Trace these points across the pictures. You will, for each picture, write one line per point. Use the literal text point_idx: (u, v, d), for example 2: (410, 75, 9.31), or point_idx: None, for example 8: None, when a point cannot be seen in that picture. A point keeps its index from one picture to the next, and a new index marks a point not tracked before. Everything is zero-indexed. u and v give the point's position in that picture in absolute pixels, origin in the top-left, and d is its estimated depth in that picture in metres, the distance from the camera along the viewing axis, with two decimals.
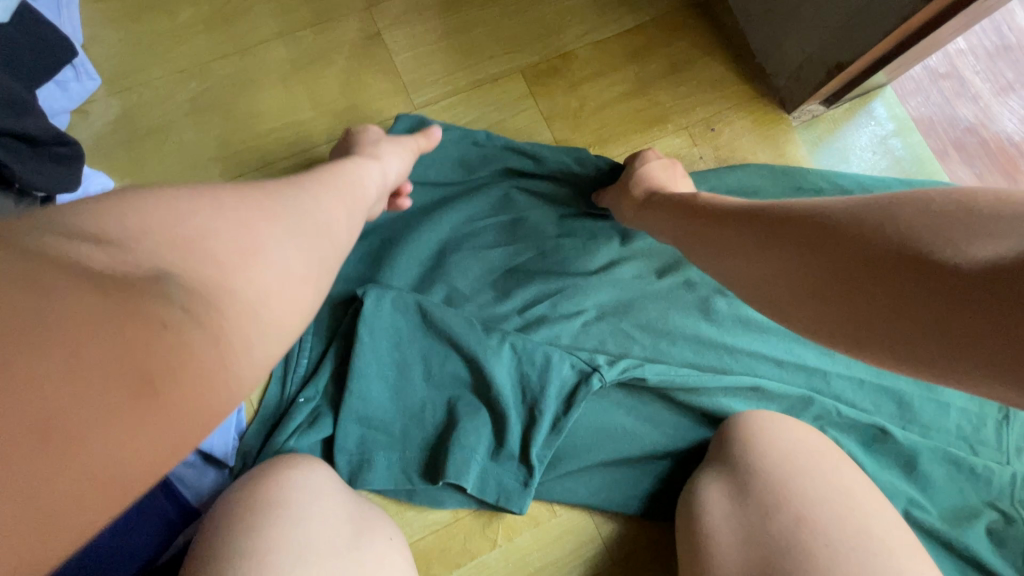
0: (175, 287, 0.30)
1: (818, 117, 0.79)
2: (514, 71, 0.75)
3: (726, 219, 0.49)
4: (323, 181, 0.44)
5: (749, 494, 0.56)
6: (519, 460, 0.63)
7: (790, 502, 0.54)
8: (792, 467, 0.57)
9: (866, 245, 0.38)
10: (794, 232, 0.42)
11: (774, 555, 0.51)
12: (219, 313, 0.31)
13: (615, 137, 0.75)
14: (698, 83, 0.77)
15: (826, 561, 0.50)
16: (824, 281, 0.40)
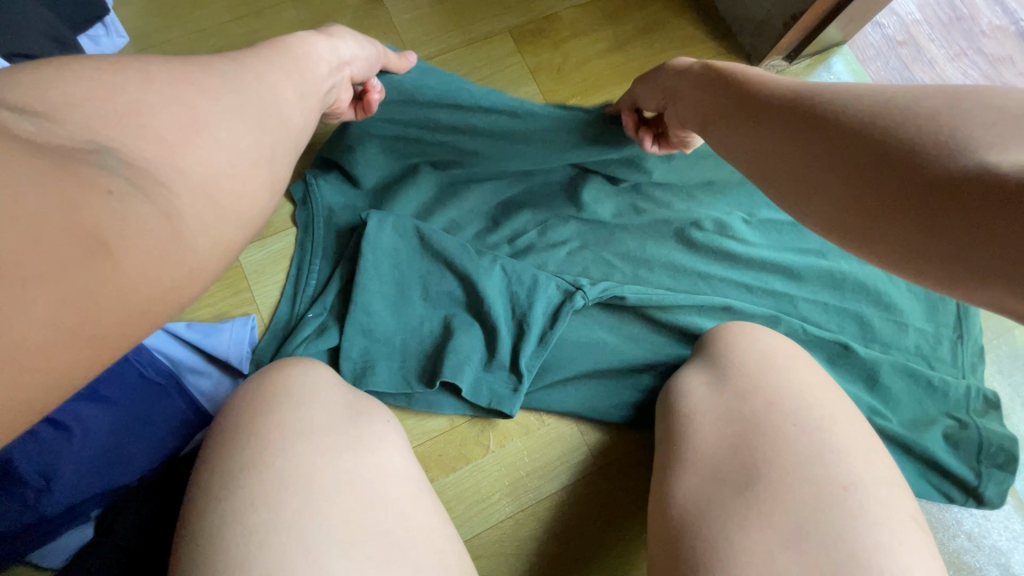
0: (115, 160, 0.31)
1: (782, 73, 0.86)
2: (503, 30, 0.83)
3: (752, 109, 0.47)
4: (274, 62, 0.47)
5: (728, 381, 0.57)
6: (509, 369, 0.69)
7: (766, 389, 0.55)
8: (769, 360, 0.59)
9: (894, 142, 0.36)
10: (829, 119, 0.40)
11: (746, 431, 0.53)
12: (163, 186, 0.33)
13: (597, 89, 0.82)
14: (670, 42, 0.85)
15: (794, 435, 0.51)
16: (844, 182, 0.38)
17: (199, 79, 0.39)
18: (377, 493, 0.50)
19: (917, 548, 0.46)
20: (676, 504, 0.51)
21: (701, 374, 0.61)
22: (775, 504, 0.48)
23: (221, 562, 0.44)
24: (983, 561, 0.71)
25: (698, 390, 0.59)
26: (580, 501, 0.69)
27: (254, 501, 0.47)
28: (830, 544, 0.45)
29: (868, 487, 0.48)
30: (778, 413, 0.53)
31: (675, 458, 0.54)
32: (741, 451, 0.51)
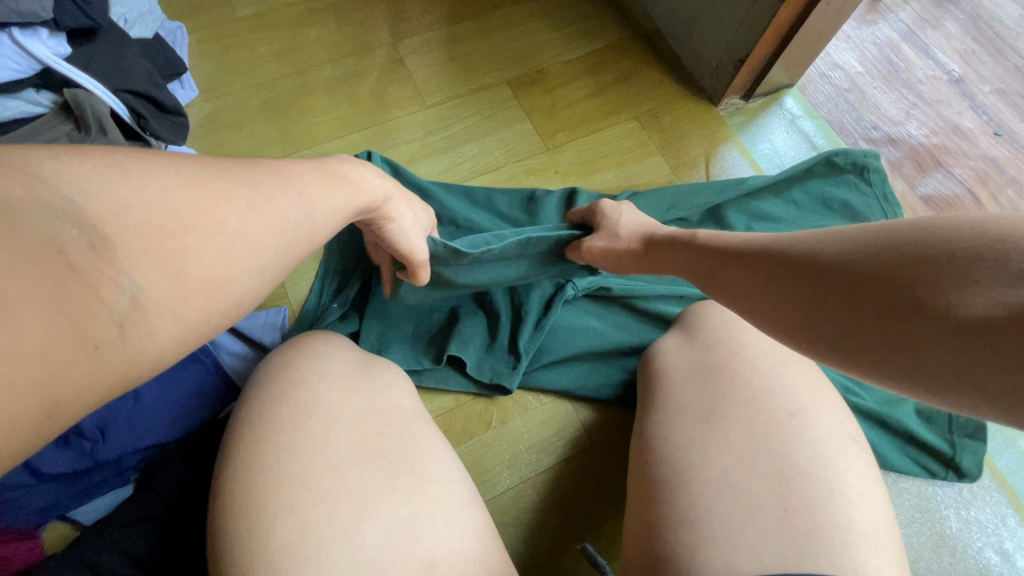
0: (119, 297, 0.32)
1: (740, 109, 1.01)
2: (502, 81, 1.00)
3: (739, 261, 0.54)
4: (317, 179, 0.50)
5: (696, 339, 0.65)
6: (509, 349, 0.77)
7: (729, 339, 0.63)
8: (730, 322, 0.66)
9: (848, 293, 0.41)
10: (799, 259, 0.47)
11: (710, 373, 0.60)
12: (140, 330, 0.33)
13: (582, 124, 0.97)
14: (643, 86, 1.01)
15: (749, 374, 0.58)
16: (853, 323, 0.40)
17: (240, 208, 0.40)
18: (388, 422, 0.58)
19: (855, 462, 0.52)
20: (649, 436, 0.57)
21: (671, 338, 0.69)
22: (731, 423, 0.54)
23: (261, 468, 0.51)
24: (979, 540, 0.72)
25: (672, 349, 0.67)
26: (576, 472, 0.74)
27: (283, 422, 0.54)
28: (778, 452, 0.51)
29: (811, 413, 0.55)
30: (737, 360, 0.60)
31: (651, 403, 0.61)
32: (705, 384, 0.59)
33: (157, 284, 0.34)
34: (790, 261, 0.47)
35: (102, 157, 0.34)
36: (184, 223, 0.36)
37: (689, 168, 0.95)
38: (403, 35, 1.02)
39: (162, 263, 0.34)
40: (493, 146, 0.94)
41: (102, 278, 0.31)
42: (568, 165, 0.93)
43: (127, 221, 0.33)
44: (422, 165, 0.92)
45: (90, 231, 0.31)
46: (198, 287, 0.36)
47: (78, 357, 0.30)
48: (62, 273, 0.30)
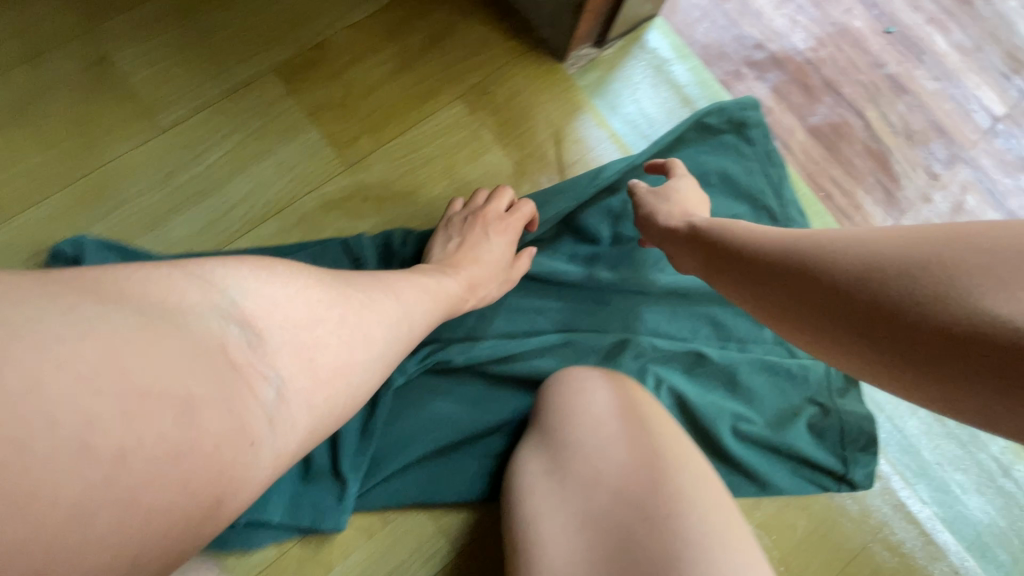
0: (272, 390, 0.36)
1: (595, 61, 0.78)
2: (266, 70, 0.70)
3: (760, 265, 0.48)
4: (411, 284, 0.50)
5: (567, 471, 0.55)
6: (333, 474, 0.60)
7: (603, 472, 0.54)
8: (601, 436, 0.56)
9: (842, 309, 0.40)
10: (822, 276, 0.42)
11: (601, 528, 0.50)
12: (269, 435, 0.35)
13: (390, 119, 0.71)
14: (465, 48, 0.74)
15: (644, 528, 0.49)
16: (895, 352, 0.37)
17: (362, 325, 0.42)
18: None
19: None
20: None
21: (537, 458, 0.58)
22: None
23: None
24: (869, 539, 0.71)
25: (543, 486, 0.55)
26: None
27: None
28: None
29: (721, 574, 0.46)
30: (623, 508, 0.51)
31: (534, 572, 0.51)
32: (603, 552, 0.49)
33: (296, 374, 0.37)
34: (801, 267, 0.44)
35: (258, 263, 0.39)
36: (313, 327, 0.39)
37: (537, 158, 0.73)
38: (101, 16, 0.68)
39: (305, 359, 0.38)
40: (270, 176, 0.68)
41: (253, 372, 0.35)
42: (380, 186, 0.69)
43: (275, 317, 0.37)
44: (171, 225, 0.65)
45: (248, 328, 0.35)
46: (329, 375, 0.39)
47: (239, 453, 0.33)
48: (226, 370, 0.33)
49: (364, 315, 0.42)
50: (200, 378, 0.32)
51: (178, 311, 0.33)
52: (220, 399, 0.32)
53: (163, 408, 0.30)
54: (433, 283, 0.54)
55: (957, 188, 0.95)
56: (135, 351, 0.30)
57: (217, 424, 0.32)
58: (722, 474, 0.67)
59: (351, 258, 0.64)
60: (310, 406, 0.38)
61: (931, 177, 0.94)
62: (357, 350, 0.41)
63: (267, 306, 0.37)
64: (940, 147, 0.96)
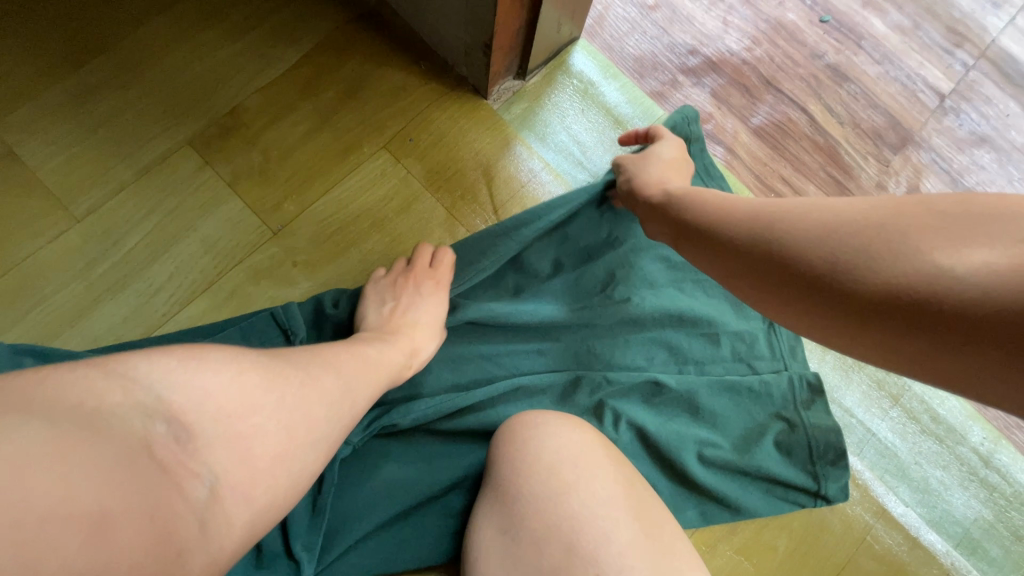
0: (202, 489, 0.34)
1: (520, 92, 0.77)
2: (180, 145, 0.68)
3: (728, 233, 0.47)
4: (352, 354, 0.49)
5: (519, 530, 0.50)
6: (286, 557, 0.58)
7: (559, 531, 0.49)
8: (558, 488, 0.51)
9: (807, 261, 0.40)
10: (796, 256, 0.41)
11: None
12: (198, 544, 0.34)
13: (313, 178, 0.69)
14: (383, 97, 0.73)
15: None
16: (877, 323, 0.37)
17: (300, 416, 0.41)
18: None
19: None
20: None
21: (494, 517, 0.53)
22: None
23: None
24: (858, 550, 0.68)
25: (495, 547, 0.51)
26: None
27: None
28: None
29: None
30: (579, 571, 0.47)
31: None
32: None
33: (230, 468, 0.36)
34: (771, 231, 0.43)
35: (187, 350, 0.37)
36: (247, 423, 0.37)
37: (469, 200, 0.71)
38: (4, 110, 0.67)
39: (238, 453, 0.37)
40: (192, 253, 0.66)
41: (185, 470, 0.34)
42: (308, 249, 0.67)
43: (207, 409, 0.36)
44: (94, 317, 0.63)
45: (175, 423, 0.34)
46: (265, 464, 0.38)
47: (164, 565, 0.32)
48: (153, 471, 0.32)
49: (303, 402, 0.41)
50: (120, 486, 0.31)
51: (99, 416, 0.32)
52: (148, 509, 0.31)
53: (74, 528, 0.28)
54: (373, 349, 0.53)
55: (910, 172, 0.93)
56: (52, 465, 0.29)
57: (150, 536, 0.31)
58: (691, 504, 0.66)
59: (281, 330, 0.62)
60: (246, 504, 0.37)
61: (884, 163, 0.93)
62: (297, 434, 0.40)
63: (201, 394, 0.36)
64: (889, 132, 0.94)
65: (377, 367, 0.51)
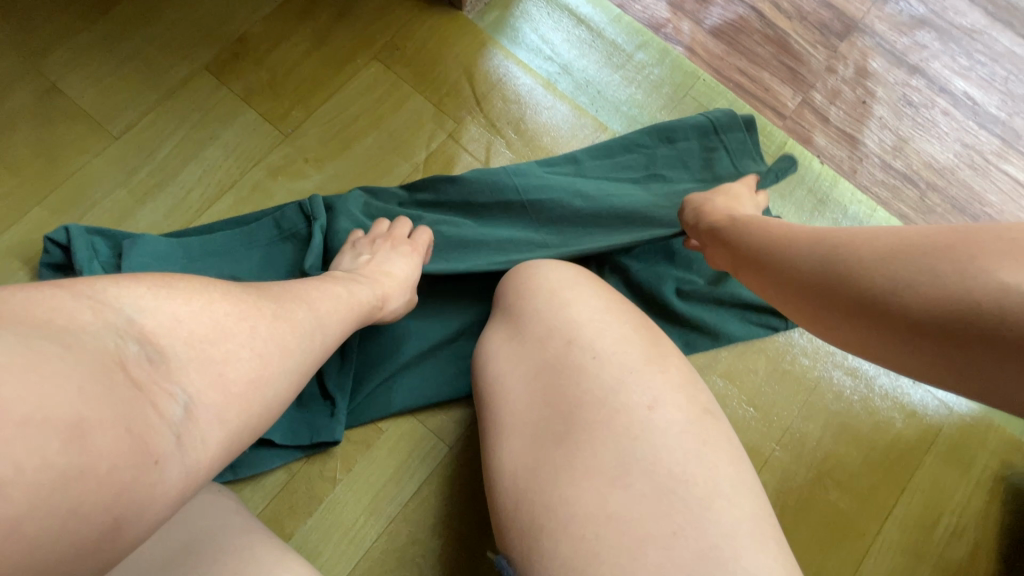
0: (178, 409, 0.34)
1: (491, 4, 0.86)
2: (199, 70, 0.79)
3: (795, 266, 0.55)
4: (325, 293, 0.52)
5: (525, 333, 0.60)
6: (322, 397, 0.67)
7: (559, 331, 0.58)
8: (556, 301, 0.61)
9: (869, 278, 0.48)
10: (858, 287, 0.49)
11: (550, 374, 0.55)
12: (172, 459, 0.33)
13: (316, 89, 0.79)
14: (370, 15, 0.82)
15: (596, 367, 0.54)
16: (919, 338, 0.44)
17: (273, 341, 0.42)
18: None
19: (710, 440, 0.51)
20: (501, 463, 0.53)
21: (500, 334, 0.63)
22: (583, 439, 0.50)
23: None
24: (828, 366, 0.77)
25: (504, 351, 0.60)
26: (449, 483, 0.68)
27: None
28: (636, 455, 0.49)
29: (663, 395, 0.53)
30: (576, 353, 0.55)
31: (493, 421, 0.57)
32: (550, 395, 0.54)
33: (204, 390, 0.36)
34: (835, 255, 0.52)
35: (152, 280, 0.37)
36: (221, 337, 0.38)
37: (454, 97, 0.81)
38: (47, 53, 0.77)
39: (210, 373, 0.37)
40: (218, 158, 0.76)
41: (159, 388, 0.34)
42: (317, 147, 0.77)
43: (177, 331, 0.36)
44: (139, 216, 0.73)
45: (148, 344, 0.34)
46: (240, 390, 0.38)
47: (141, 473, 0.31)
48: (128, 388, 0.32)
49: (275, 328, 0.43)
50: (95, 398, 0.29)
51: (68, 331, 0.31)
52: (122, 420, 0.30)
53: (52, 434, 0.27)
54: (347, 291, 0.55)
55: (857, 55, 1.01)
56: (25, 371, 0.27)
57: (128, 446, 0.30)
58: (677, 335, 0.74)
59: (306, 217, 0.70)
60: (218, 425, 0.37)
61: (832, 51, 1.01)
62: (271, 363, 0.41)
63: (171, 321, 0.36)
64: (835, 23, 1.03)
65: (348, 309, 0.53)
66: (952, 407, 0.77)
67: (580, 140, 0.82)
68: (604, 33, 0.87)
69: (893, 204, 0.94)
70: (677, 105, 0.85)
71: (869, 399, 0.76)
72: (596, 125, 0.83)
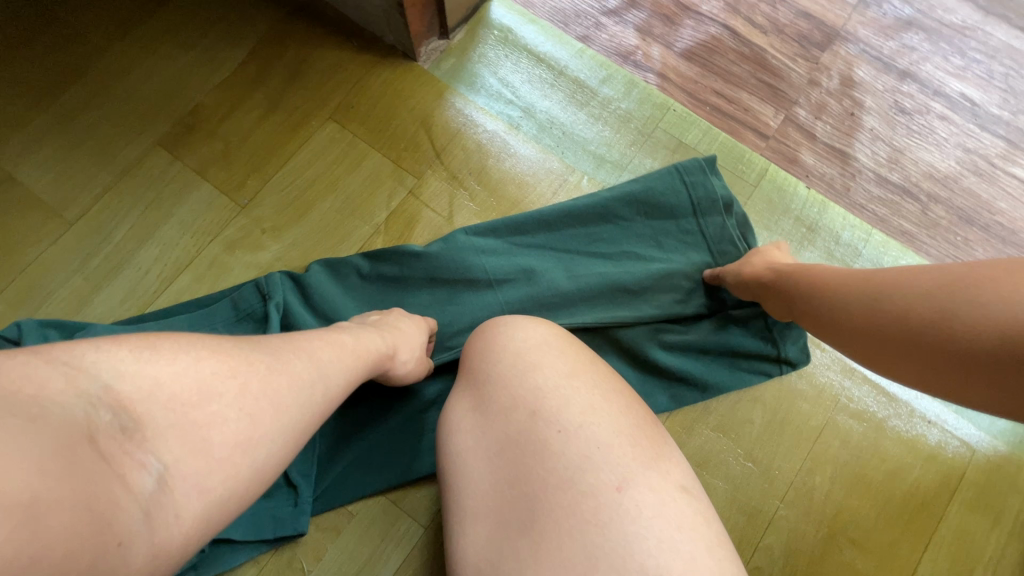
0: (151, 479, 0.31)
1: (446, 50, 0.83)
2: (151, 146, 0.77)
3: (837, 305, 0.52)
4: (330, 343, 0.47)
5: (487, 397, 0.46)
6: (286, 485, 0.63)
7: (525, 394, 0.45)
8: (523, 356, 0.47)
9: (919, 317, 0.44)
10: (905, 327, 0.45)
11: (513, 452, 0.43)
12: (137, 539, 0.30)
13: (270, 156, 0.77)
14: (323, 74, 0.80)
15: (563, 441, 0.42)
16: (983, 382, 0.40)
17: (264, 398, 0.37)
18: None
19: (694, 526, 0.40)
20: (461, 571, 0.42)
21: (459, 394, 0.49)
22: (556, 546, 0.38)
23: None
24: (835, 411, 0.70)
25: (465, 423, 0.46)
26: (428, 564, 0.64)
27: None
28: (620, 568, 0.38)
29: (639, 474, 0.41)
30: (541, 421, 0.43)
31: (451, 507, 0.45)
32: (517, 485, 0.42)
33: (183, 457, 0.33)
34: (873, 294, 0.48)
35: (137, 338, 0.35)
36: (207, 397, 0.35)
37: (413, 152, 0.78)
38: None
39: (191, 439, 0.34)
40: (174, 237, 0.73)
41: (130, 460, 0.31)
42: (274, 217, 0.74)
43: (159, 397, 0.33)
44: (95, 302, 0.70)
45: (122, 413, 0.32)
46: (225, 453, 0.35)
47: (103, 554, 0.28)
48: (95, 460, 0.29)
49: (271, 382, 0.39)
50: (54, 476, 0.27)
51: (37, 402, 0.29)
52: (83, 498, 0.28)
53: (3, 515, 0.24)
54: (353, 339, 0.51)
55: (841, 65, 0.96)
56: None
57: (91, 523, 0.28)
58: (661, 390, 0.69)
59: (261, 296, 0.66)
60: (197, 495, 0.33)
61: (814, 63, 0.96)
62: (264, 422, 0.37)
63: (151, 382, 0.33)
64: (814, 33, 0.97)
65: (361, 356, 0.50)
66: (976, 445, 0.70)
67: (547, 185, 0.78)
68: (566, 71, 0.83)
69: (893, 221, 0.88)
70: (647, 140, 0.81)
71: (878, 441, 0.70)
72: (563, 167, 0.79)
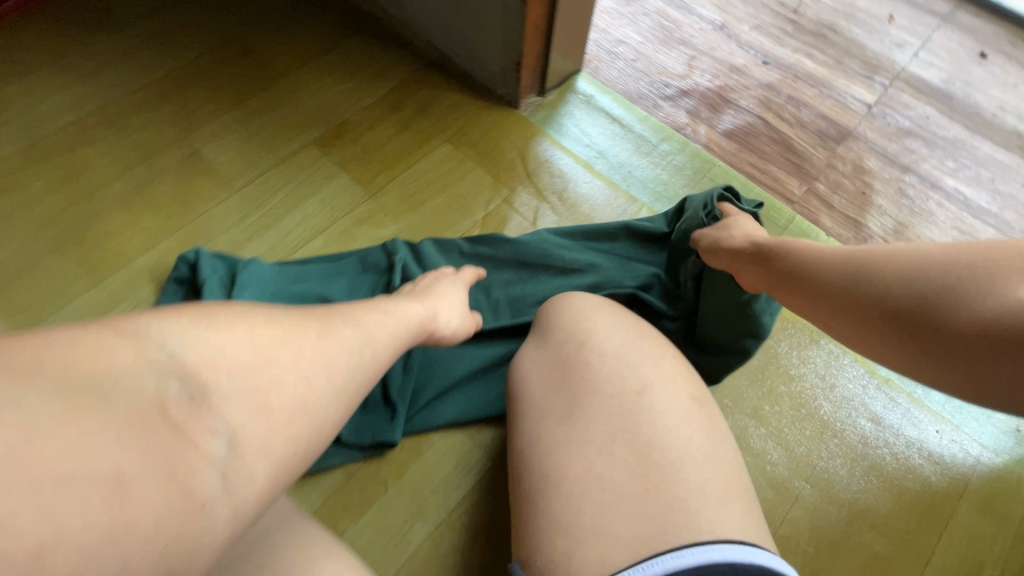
0: (223, 446, 0.35)
1: (542, 105, 1.07)
2: (308, 143, 0.98)
3: (828, 283, 0.61)
4: (376, 313, 0.51)
5: (549, 338, 0.64)
6: (384, 403, 0.75)
7: (577, 334, 0.62)
8: (579, 312, 0.65)
9: (898, 297, 0.55)
10: (887, 299, 0.55)
11: (563, 371, 0.59)
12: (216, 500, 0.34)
13: (398, 161, 0.97)
14: (446, 110, 1.03)
15: (600, 362, 0.58)
16: (945, 352, 0.51)
17: (318, 359, 0.41)
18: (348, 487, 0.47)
19: (694, 425, 0.54)
20: (520, 450, 0.57)
21: (530, 343, 0.67)
22: (587, 425, 0.54)
23: None
24: (852, 414, 0.81)
25: (532, 357, 0.64)
26: (491, 495, 0.73)
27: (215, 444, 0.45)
28: (633, 440, 0.52)
29: (656, 385, 0.56)
30: (586, 349, 0.60)
31: (517, 411, 0.61)
32: (563, 391, 0.58)
33: (249, 428, 0.36)
34: (862, 272, 0.58)
35: (196, 311, 0.38)
36: (264, 367, 0.38)
37: (510, 171, 0.98)
38: (193, 128, 0.98)
39: (257, 406, 0.37)
40: (314, 209, 0.92)
41: (201, 429, 0.34)
42: (396, 204, 0.93)
43: (221, 367, 0.36)
44: (245, 249, 0.88)
45: (188, 382, 0.35)
46: (287, 419, 0.38)
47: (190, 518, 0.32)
48: (164, 432, 0.32)
49: (321, 350, 0.42)
50: (133, 454, 0.31)
51: (108, 380, 0.32)
52: (160, 467, 0.31)
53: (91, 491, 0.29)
54: (395, 306, 0.55)
55: (854, 156, 1.17)
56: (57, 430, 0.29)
57: (171, 488, 0.31)
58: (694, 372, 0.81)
59: (386, 253, 0.84)
60: (267, 458, 0.37)
61: (832, 152, 1.18)
62: (320, 384, 0.41)
63: (212, 351, 0.36)
64: (832, 130, 1.20)
65: (407, 317, 0.55)
66: (979, 463, 0.78)
67: (613, 208, 0.96)
68: (634, 130, 1.06)
69: None
70: (696, 186, 1.00)
71: (891, 444, 0.79)
72: (627, 197, 0.98)
